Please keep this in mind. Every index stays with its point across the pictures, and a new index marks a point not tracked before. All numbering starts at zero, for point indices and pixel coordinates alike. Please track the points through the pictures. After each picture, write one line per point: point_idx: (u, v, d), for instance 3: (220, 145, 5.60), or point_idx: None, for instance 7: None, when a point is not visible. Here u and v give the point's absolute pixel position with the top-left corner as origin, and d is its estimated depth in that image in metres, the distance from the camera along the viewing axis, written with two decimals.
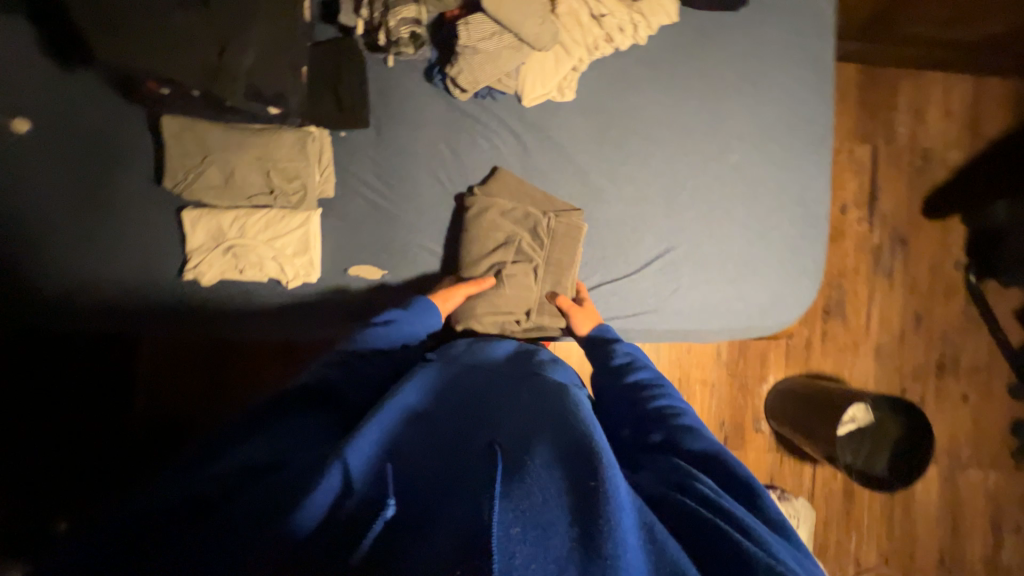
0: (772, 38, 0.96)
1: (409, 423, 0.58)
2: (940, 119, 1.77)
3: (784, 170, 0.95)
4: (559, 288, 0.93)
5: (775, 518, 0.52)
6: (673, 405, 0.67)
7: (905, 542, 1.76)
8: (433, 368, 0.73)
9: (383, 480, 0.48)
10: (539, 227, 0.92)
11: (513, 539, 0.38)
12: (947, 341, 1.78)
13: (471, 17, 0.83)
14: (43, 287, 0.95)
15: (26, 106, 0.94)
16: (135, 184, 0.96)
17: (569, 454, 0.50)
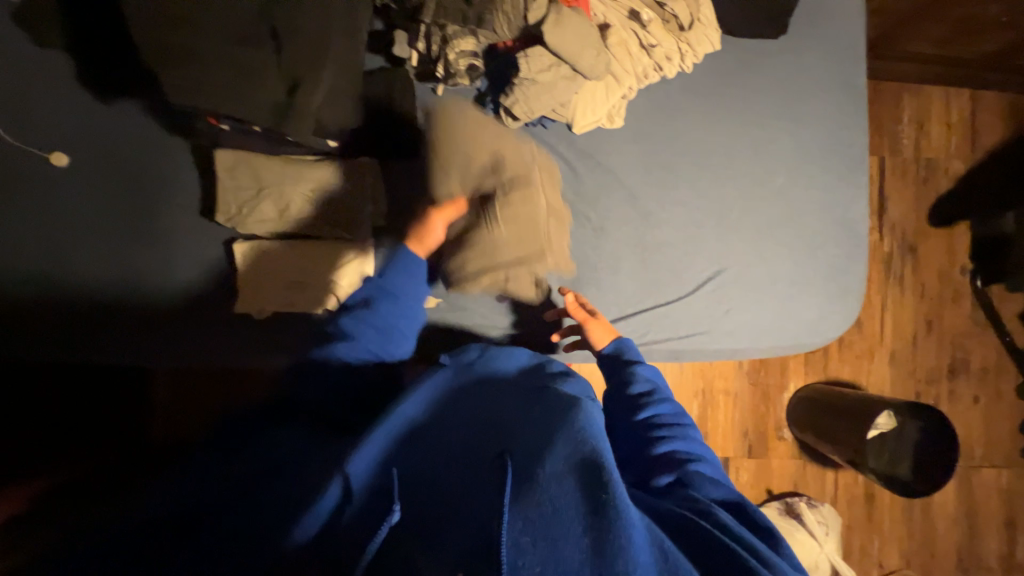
0: (811, 65, 0.99)
1: (409, 444, 0.58)
2: (944, 131, 1.83)
3: (827, 192, 0.98)
4: (553, 205, 0.93)
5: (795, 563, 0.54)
6: (691, 451, 0.69)
7: (925, 543, 1.80)
8: (441, 373, 0.70)
9: (388, 488, 0.51)
10: (523, 150, 0.93)
11: (521, 548, 0.41)
12: (957, 345, 1.84)
13: (530, 50, 0.84)
14: (84, 328, 0.91)
15: (65, 140, 0.92)
16: (179, 217, 0.94)
17: (586, 461, 0.49)
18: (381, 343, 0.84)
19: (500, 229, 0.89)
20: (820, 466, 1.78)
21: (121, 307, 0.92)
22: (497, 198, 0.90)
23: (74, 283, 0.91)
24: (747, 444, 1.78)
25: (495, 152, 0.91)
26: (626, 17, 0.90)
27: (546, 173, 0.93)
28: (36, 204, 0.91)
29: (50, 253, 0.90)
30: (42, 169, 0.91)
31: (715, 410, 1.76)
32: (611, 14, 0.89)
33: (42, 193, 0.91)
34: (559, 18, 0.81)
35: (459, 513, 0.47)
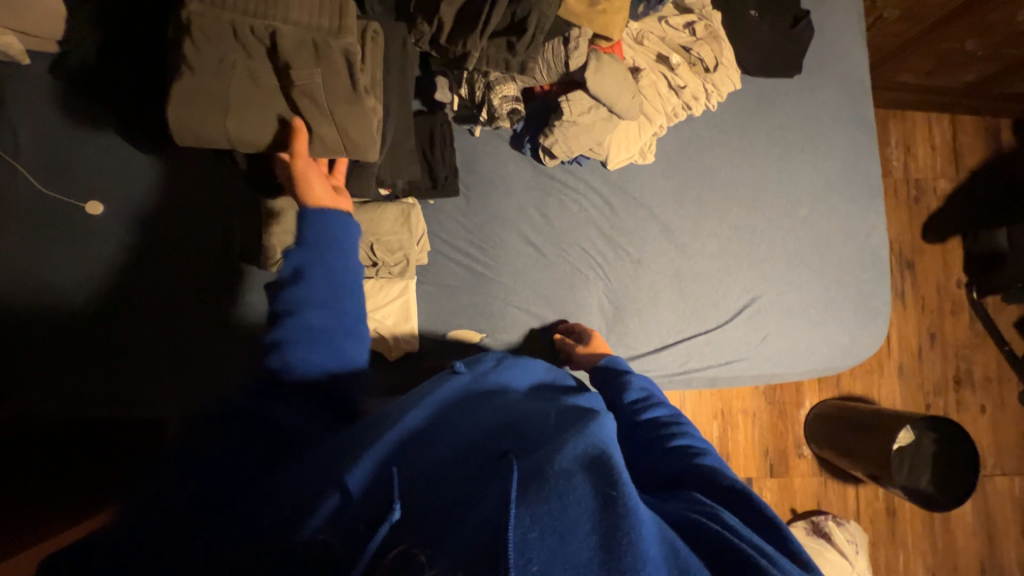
0: (824, 101, 1.06)
1: (413, 446, 0.49)
2: (929, 154, 1.94)
3: (848, 218, 1.03)
4: (344, 10, 0.67)
5: (803, 556, 0.51)
6: (695, 445, 0.68)
7: (948, 555, 1.81)
8: (454, 377, 0.62)
9: (387, 488, 0.43)
10: (268, 31, 0.63)
11: (529, 544, 0.38)
12: (960, 355, 1.90)
13: (571, 94, 0.88)
14: (92, 360, 0.82)
15: (80, 186, 0.84)
16: (199, 256, 0.87)
17: (595, 459, 0.46)
18: (347, 327, 0.63)
19: (369, 101, 0.68)
20: (841, 482, 1.80)
21: (131, 354, 0.83)
22: (319, 96, 0.65)
23: (67, 325, 0.81)
24: (768, 463, 1.79)
25: (263, 48, 0.64)
26: (654, 60, 0.96)
27: (371, 31, 0.70)
28: (39, 250, 0.82)
29: (52, 297, 0.81)
30: (65, 213, 0.83)
31: (735, 430, 1.77)
32: (640, 57, 0.95)
33: (44, 236, 0.82)
34: (600, 65, 0.86)
35: (467, 512, 0.41)
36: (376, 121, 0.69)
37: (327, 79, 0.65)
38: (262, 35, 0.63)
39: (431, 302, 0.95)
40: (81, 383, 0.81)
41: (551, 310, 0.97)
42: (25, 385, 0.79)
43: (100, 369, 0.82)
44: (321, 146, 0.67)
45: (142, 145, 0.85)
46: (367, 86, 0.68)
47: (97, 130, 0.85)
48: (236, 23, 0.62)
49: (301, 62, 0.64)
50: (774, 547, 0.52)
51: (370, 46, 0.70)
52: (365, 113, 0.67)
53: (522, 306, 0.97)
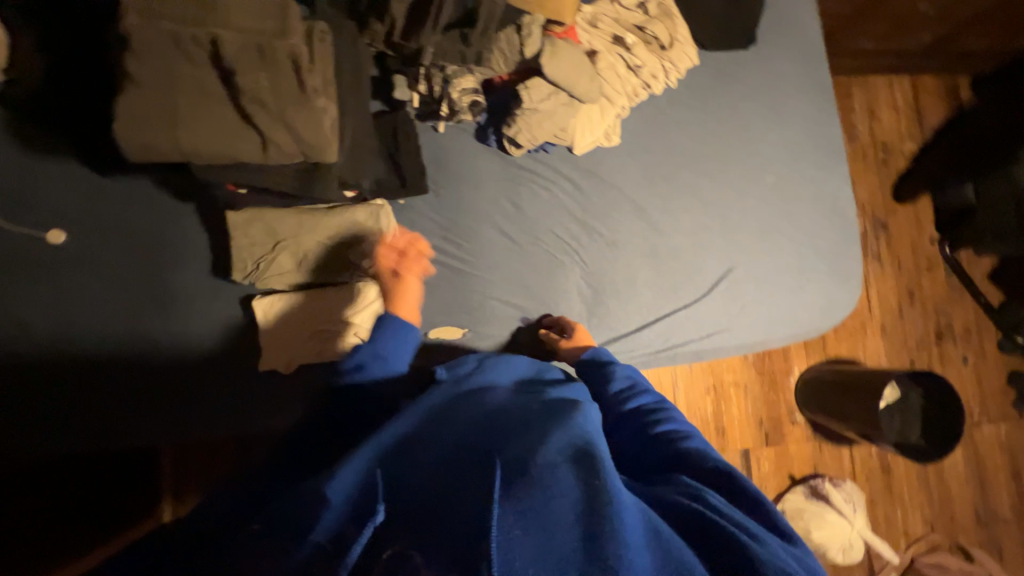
0: (782, 70, 1.07)
1: (402, 455, 0.54)
2: (893, 116, 1.98)
3: (815, 184, 1.04)
4: (287, 12, 0.66)
5: (785, 527, 0.56)
6: (681, 428, 0.71)
7: (944, 505, 1.86)
8: (440, 388, 0.68)
9: (374, 489, 0.48)
10: (209, 37, 0.63)
11: (513, 541, 0.40)
12: (939, 310, 1.95)
13: (529, 82, 0.88)
14: (87, 396, 0.86)
15: (68, 220, 0.88)
16: (187, 279, 0.91)
17: (579, 451, 0.51)
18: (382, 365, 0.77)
19: (320, 100, 0.66)
20: (836, 445, 1.83)
21: (136, 385, 0.88)
22: (267, 99, 0.64)
23: (60, 366, 0.86)
24: (764, 433, 1.81)
25: (206, 57, 0.63)
26: (611, 42, 0.96)
27: (317, 29, 0.69)
28: (36, 295, 0.86)
29: (57, 340, 0.86)
30: (34, 248, 0.87)
31: (728, 404, 1.80)
32: (596, 41, 0.95)
33: (42, 281, 0.87)
34: (555, 50, 0.86)
35: (448, 505, 0.46)
36: (328, 119, 0.67)
37: (273, 81, 0.65)
38: (204, 43, 0.63)
39: None
40: (93, 418, 0.86)
41: (531, 300, 0.97)
42: (42, 426, 0.85)
43: (107, 403, 0.87)
44: (274, 150, 0.66)
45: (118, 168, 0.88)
46: (317, 85, 0.66)
47: (72, 162, 0.87)
48: (177, 33, 0.62)
49: (246, 67, 0.64)
50: (757, 521, 0.56)
51: (314, 41, 0.68)
52: (315, 113, 0.66)
53: (502, 298, 0.97)
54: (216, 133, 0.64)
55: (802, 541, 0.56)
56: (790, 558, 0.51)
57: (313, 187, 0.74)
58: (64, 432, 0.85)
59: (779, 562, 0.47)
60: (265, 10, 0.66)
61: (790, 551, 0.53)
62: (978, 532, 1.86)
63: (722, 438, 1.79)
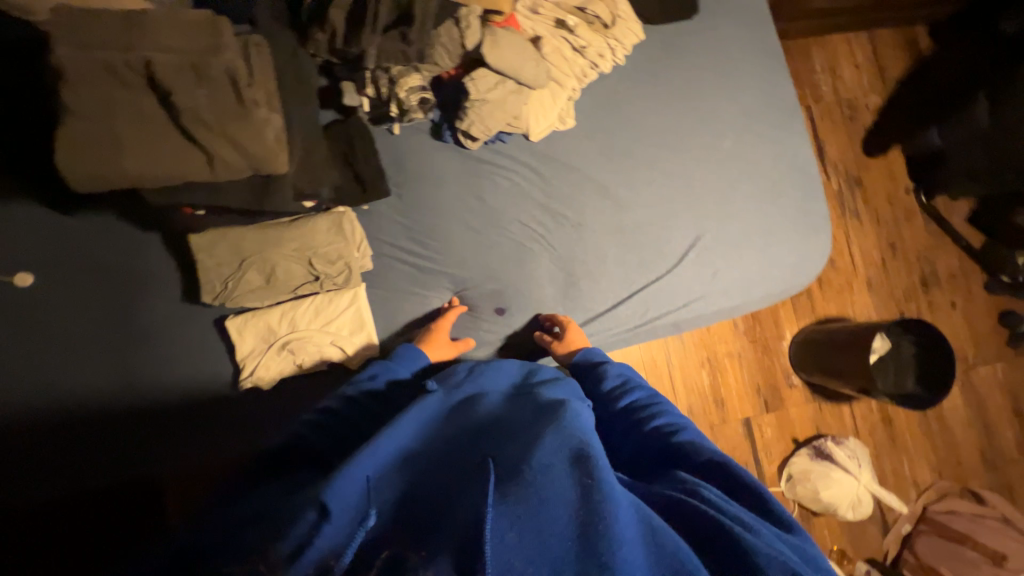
0: (728, 35, 1.08)
1: (398, 466, 0.54)
2: (855, 71, 1.99)
3: (773, 144, 1.05)
4: (219, 29, 0.67)
5: (786, 518, 0.56)
6: (673, 422, 0.72)
7: (949, 451, 1.87)
8: (431, 398, 0.68)
9: (364, 492, 0.48)
10: (142, 61, 0.63)
11: (507, 542, 0.43)
12: (923, 259, 1.96)
13: (474, 73, 0.88)
14: (73, 429, 0.87)
15: (47, 266, 0.90)
16: (172, 309, 0.93)
17: (573, 451, 0.52)
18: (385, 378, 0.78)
19: (263, 112, 0.67)
20: (835, 403, 1.84)
21: (137, 418, 0.90)
22: (208, 117, 0.65)
23: (43, 402, 0.87)
24: (762, 400, 1.82)
25: (143, 83, 0.64)
26: (553, 26, 0.97)
27: (251, 43, 0.70)
28: (11, 335, 0.88)
29: (52, 385, 0.88)
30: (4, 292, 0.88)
31: (725, 375, 1.81)
32: (539, 26, 0.96)
33: (32, 329, 0.88)
34: (495, 39, 0.86)
35: (445, 514, 0.47)
36: (272, 130, 0.68)
37: (212, 99, 0.65)
38: (137, 67, 0.63)
39: (384, 306, 0.95)
40: (98, 456, 0.88)
41: (505, 290, 0.97)
42: (40, 469, 0.86)
43: (94, 435, 0.88)
44: (223, 166, 0.67)
45: (92, 208, 0.90)
46: (258, 98, 0.67)
47: (38, 203, 0.89)
48: (109, 60, 0.62)
49: (183, 87, 0.64)
50: (757, 514, 0.56)
51: (251, 54, 0.69)
52: (259, 126, 0.67)
53: (475, 292, 0.97)
54: (160, 156, 0.64)
55: (801, 530, 0.57)
56: (787, 549, 0.51)
57: (269, 201, 0.75)
58: (68, 474, 0.87)
59: (774, 552, 0.48)
60: (195, 28, 0.66)
61: (785, 538, 0.53)
62: (986, 474, 1.87)
63: (722, 410, 1.80)
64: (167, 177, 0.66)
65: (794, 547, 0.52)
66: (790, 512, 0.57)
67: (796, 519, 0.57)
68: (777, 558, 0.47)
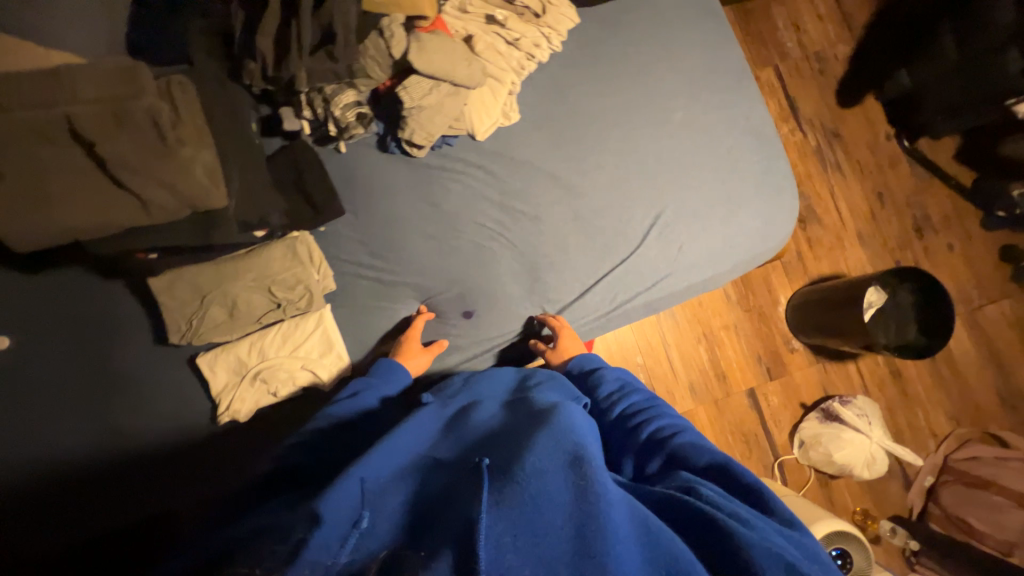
0: (666, 5, 1.06)
1: (397, 477, 0.55)
2: (818, 24, 1.95)
3: (725, 110, 1.03)
4: (137, 73, 0.68)
5: (781, 510, 0.54)
6: (672, 424, 0.72)
7: (964, 397, 1.82)
8: (427, 412, 0.71)
9: (359, 496, 0.50)
10: (60, 115, 0.63)
11: (503, 547, 0.42)
12: (913, 204, 1.90)
13: (406, 81, 0.87)
14: (64, 482, 0.88)
15: (24, 327, 0.91)
16: (149, 353, 0.94)
17: (569, 454, 0.52)
18: (373, 400, 0.79)
19: (189, 152, 0.68)
20: (840, 362, 1.80)
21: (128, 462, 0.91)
22: (134, 163, 0.66)
23: (30, 460, 0.88)
24: (765, 368, 1.79)
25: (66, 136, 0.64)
26: (484, 23, 0.96)
27: (173, 84, 0.71)
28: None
29: (38, 441, 0.89)
30: None
31: (722, 348, 1.79)
32: (470, 25, 0.96)
33: (13, 389, 0.90)
34: (421, 44, 0.85)
35: (440, 519, 0.47)
36: (201, 169, 0.69)
37: (136, 144, 0.66)
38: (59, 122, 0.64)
39: (354, 324, 0.96)
40: (94, 505, 0.89)
41: (469, 292, 0.97)
42: (34, 527, 0.86)
43: (85, 485, 0.89)
44: (157, 210, 0.68)
45: (62, 266, 0.92)
46: (182, 138, 0.68)
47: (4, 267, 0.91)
48: (29, 118, 0.63)
49: (105, 135, 0.65)
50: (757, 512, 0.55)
51: (173, 93, 0.70)
52: (186, 166, 0.68)
53: (440, 298, 0.97)
54: (95, 206, 0.65)
55: (804, 528, 0.55)
56: (789, 546, 0.49)
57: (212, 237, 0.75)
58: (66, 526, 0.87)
59: (771, 546, 0.47)
60: (112, 74, 0.66)
61: (783, 532, 0.52)
62: (1006, 416, 1.81)
63: (725, 383, 1.77)
64: (103, 226, 0.67)
65: (795, 543, 0.51)
66: (786, 503, 0.55)
67: (795, 513, 0.55)
68: (775, 553, 0.45)
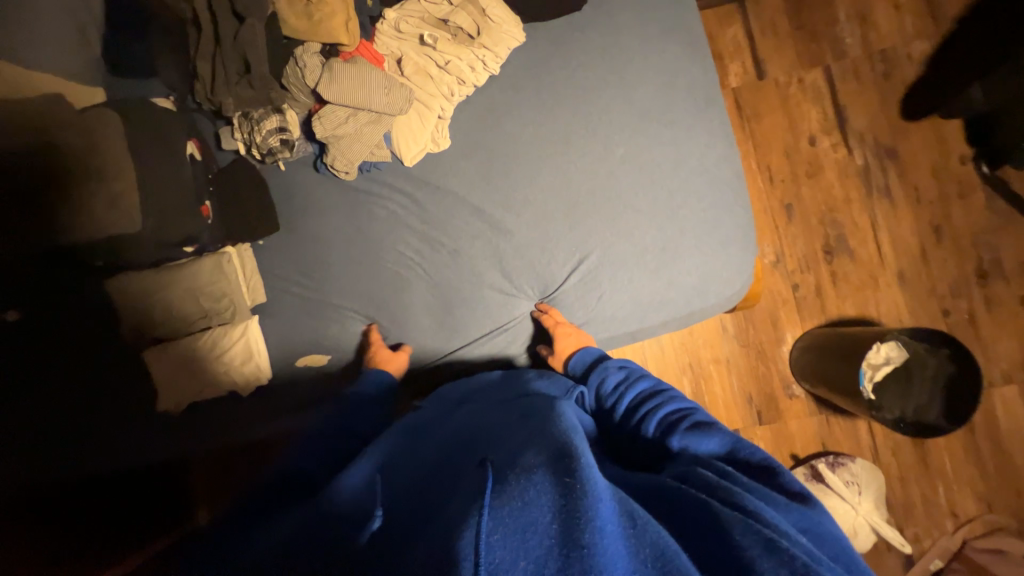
0: (629, 22, 0.95)
1: (403, 493, 0.60)
2: (891, 15, 1.62)
3: (679, 146, 0.92)
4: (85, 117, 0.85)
5: (796, 488, 0.56)
6: (682, 407, 0.74)
7: (1007, 481, 1.51)
8: (429, 422, 0.80)
9: (373, 505, 0.58)
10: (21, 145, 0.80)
11: (494, 545, 0.41)
12: (980, 244, 1.58)
13: (322, 110, 0.89)
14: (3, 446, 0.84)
15: None
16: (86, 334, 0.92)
17: (562, 457, 0.51)
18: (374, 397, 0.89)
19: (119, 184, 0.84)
20: (848, 418, 1.54)
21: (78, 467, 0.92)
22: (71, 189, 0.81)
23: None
24: (755, 412, 1.57)
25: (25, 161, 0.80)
26: (419, 43, 0.93)
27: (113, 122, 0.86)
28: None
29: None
30: None
31: (709, 383, 1.57)
32: (404, 46, 0.92)
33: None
34: (333, 74, 0.86)
35: (436, 519, 0.50)
36: (124, 200, 0.84)
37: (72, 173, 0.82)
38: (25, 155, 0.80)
39: (275, 336, 1.02)
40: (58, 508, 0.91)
41: (383, 319, 0.99)
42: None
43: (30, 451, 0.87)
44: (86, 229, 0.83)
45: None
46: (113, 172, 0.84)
47: None
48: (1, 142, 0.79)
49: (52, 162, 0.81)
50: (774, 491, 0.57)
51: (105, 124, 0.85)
52: (111, 199, 0.83)
53: (357, 320, 1.00)
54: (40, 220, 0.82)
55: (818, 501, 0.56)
56: (790, 526, 0.51)
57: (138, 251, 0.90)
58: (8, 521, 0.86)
59: (754, 523, 0.47)
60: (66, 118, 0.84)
61: (793, 509, 0.54)
62: None
63: None
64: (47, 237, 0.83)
65: (795, 519, 0.52)
66: (801, 482, 0.57)
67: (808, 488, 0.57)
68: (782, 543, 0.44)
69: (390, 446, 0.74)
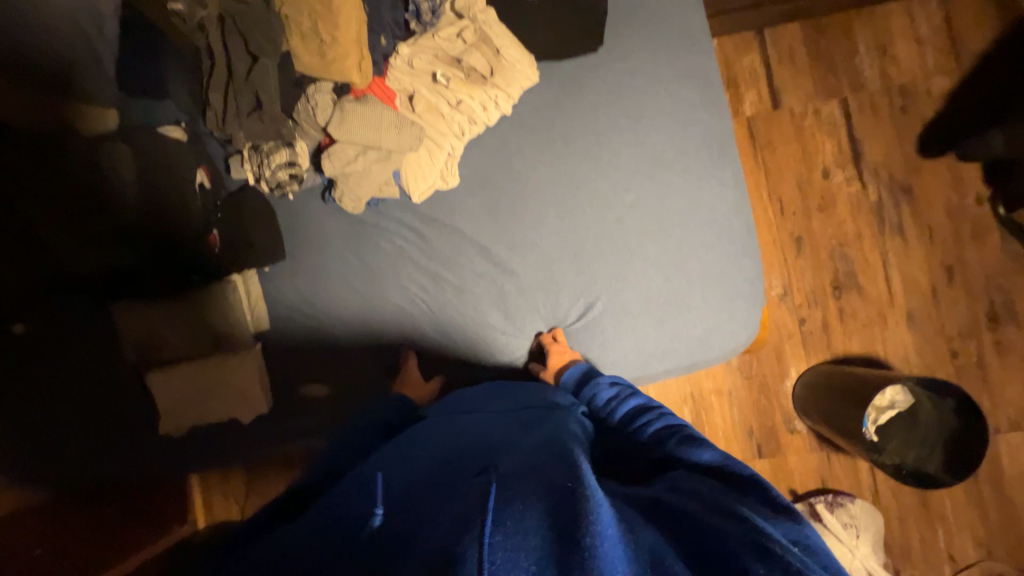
0: (645, 66, 0.94)
1: (400, 490, 0.59)
2: (912, 50, 1.59)
3: (688, 194, 0.92)
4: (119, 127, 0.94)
5: (780, 501, 0.54)
6: (670, 423, 0.73)
7: (1009, 527, 1.49)
8: (425, 421, 0.78)
9: (375, 506, 0.56)
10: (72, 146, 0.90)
11: (495, 547, 0.40)
12: (993, 285, 1.55)
13: (332, 147, 0.90)
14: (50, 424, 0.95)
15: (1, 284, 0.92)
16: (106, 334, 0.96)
17: (565, 471, 0.50)
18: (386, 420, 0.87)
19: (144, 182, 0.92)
20: (849, 456, 1.52)
21: (83, 460, 0.96)
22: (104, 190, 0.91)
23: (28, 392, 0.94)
24: (756, 445, 1.55)
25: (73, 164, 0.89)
26: (431, 81, 0.92)
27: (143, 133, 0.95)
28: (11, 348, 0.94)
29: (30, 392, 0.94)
30: None
31: (709, 414, 1.55)
32: (416, 82, 0.92)
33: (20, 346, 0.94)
34: (343, 114, 0.88)
35: (434, 520, 0.49)
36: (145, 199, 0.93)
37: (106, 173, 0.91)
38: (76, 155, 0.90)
39: (277, 364, 0.99)
40: (60, 501, 0.94)
41: (384, 351, 0.98)
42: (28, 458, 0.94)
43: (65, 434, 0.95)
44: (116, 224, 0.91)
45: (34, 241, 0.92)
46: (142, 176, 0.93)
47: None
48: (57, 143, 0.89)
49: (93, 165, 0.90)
50: (760, 504, 0.54)
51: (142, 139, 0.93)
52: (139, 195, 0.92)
53: (356, 351, 0.98)
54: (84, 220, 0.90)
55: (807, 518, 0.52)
56: (780, 535, 0.48)
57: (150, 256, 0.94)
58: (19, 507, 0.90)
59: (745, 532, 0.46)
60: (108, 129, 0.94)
61: (779, 522, 0.51)
62: None
63: None
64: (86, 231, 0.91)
65: (783, 528, 0.49)
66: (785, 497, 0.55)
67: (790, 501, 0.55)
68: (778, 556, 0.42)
69: (385, 448, 0.73)
